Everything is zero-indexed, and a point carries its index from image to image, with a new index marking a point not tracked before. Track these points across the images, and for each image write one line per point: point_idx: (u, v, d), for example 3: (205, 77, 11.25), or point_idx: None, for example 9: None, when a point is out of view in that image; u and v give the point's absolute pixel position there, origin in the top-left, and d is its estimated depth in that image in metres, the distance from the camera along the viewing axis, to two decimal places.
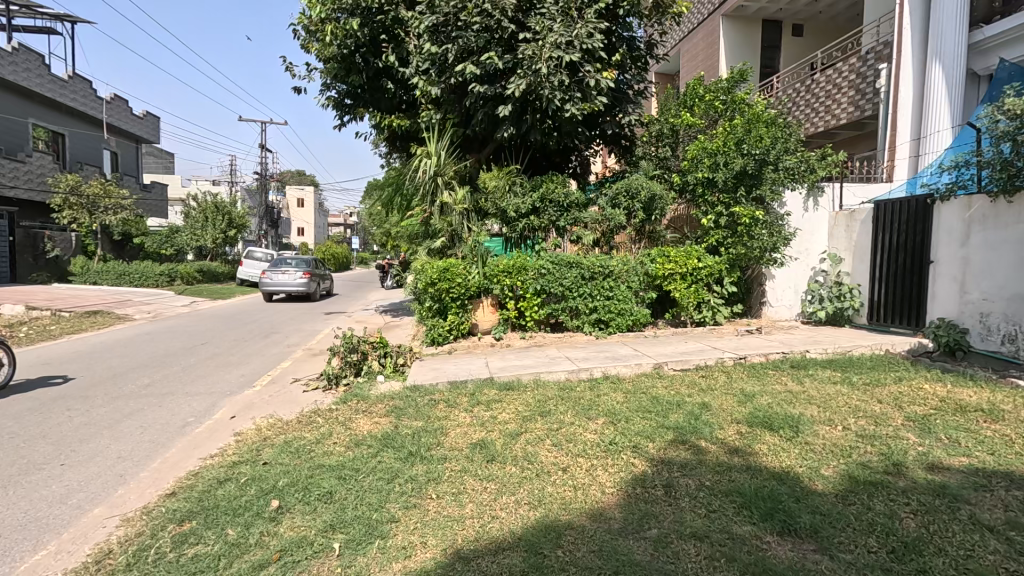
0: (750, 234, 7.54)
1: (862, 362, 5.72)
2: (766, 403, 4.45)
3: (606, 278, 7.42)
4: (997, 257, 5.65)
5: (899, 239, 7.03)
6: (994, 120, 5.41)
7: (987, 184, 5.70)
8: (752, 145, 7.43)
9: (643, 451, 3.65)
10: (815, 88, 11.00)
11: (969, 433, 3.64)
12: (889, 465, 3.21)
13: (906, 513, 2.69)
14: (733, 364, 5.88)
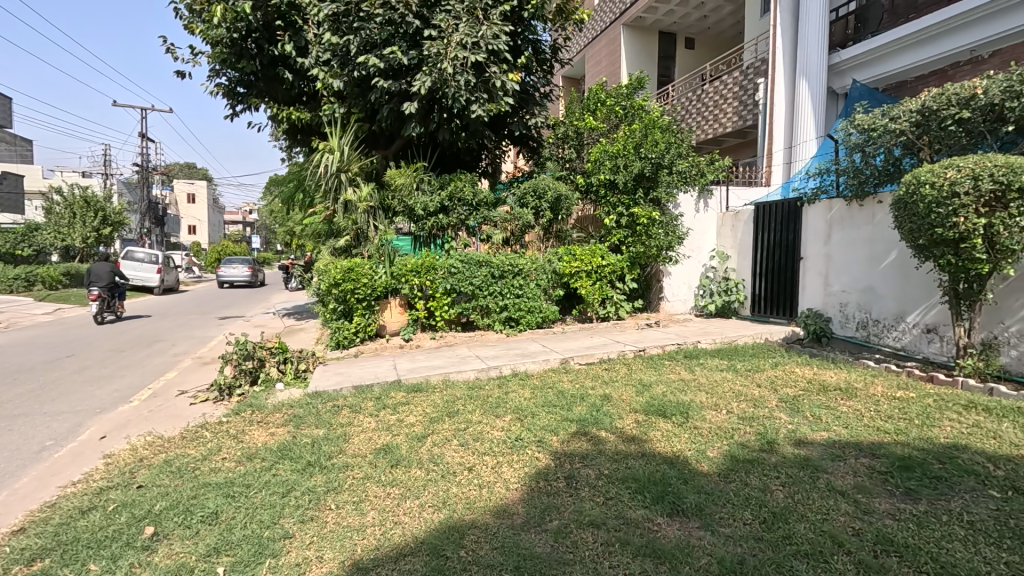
0: (648, 233, 8.03)
1: (745, 350, 6.26)
2: (662, 391, 4.75)
3: (515, 276, 7.52)
4: (852, 253, 6.40)
5: (776, 238, 7.78)
6: (848, 133, 6.14)
7: (843, 190, 6.45)
8: (648, 149, 7.87)
9: (547, 445, 3.73)
10: (705, 97, 11.91)
11: (828, 410, 4.11)
12: (763, 443, 3.54)
13: (776, 486, 2.98)
14: (634, 356, 6.21)
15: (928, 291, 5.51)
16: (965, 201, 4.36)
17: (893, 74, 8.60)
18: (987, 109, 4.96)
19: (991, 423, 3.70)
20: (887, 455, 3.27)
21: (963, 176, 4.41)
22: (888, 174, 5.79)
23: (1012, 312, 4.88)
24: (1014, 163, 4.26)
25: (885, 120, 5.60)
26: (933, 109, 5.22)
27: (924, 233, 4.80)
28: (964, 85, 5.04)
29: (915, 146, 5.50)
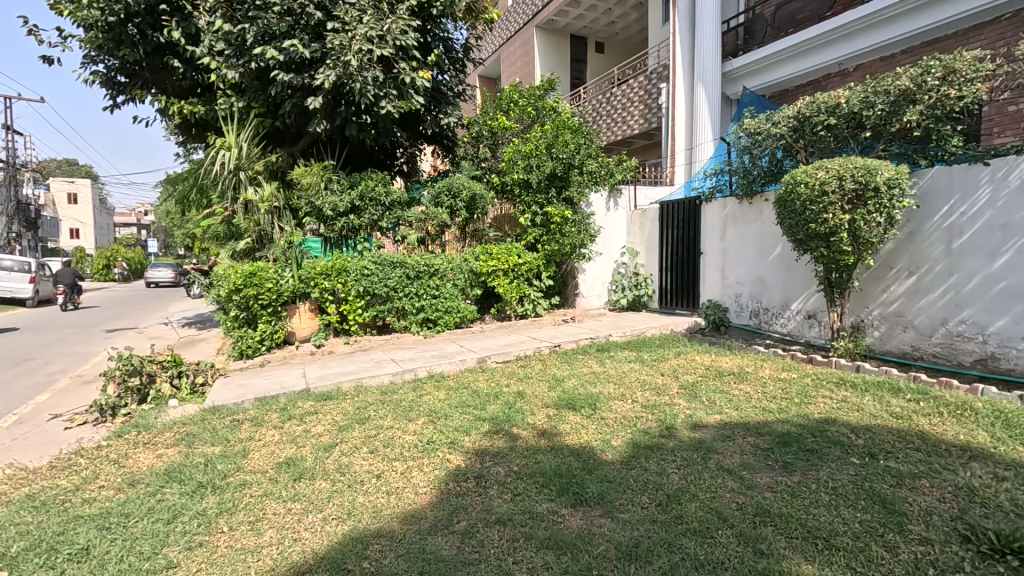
0: (561, 231, 8.26)
1: (653, 341, 6.60)
2: (573, 385, 4.89)
3: (431, 277, 7.42)
4: (744, 248, 6.92)
5: (679, 234, 8.25)
6: (737, 136, 6.64)
7: (736, 188, 6.98)
8: (560, 149, 8.07)
9: (459, 446, 3.72)
10: (614, 100, 12.45)
11: (721, 394, 4.42)
12: (663, 429, 3.74)
13: (672, 469, 3.15)
14: (549, 352, 6.35)
15: (807, 281, 6.08)
16: (832, 199, 4.86)
17: (776, 82, 9.39)
18: (849, 117, 5.54)
19: (855, 397, 4.16)
20: (770, 432, 3.57)
21: (831, 177, 4.90)
22: (772, 173, 6.39)
23: (874, 298, 5.51)
24: (871, 165, 4.79)
25: (769, 124, 6.11)
26: (807, 116, 5.77)
27: (801, 228, 5.29)
28: (831, 95, 5.60)
29: (793, 148, 6.05)
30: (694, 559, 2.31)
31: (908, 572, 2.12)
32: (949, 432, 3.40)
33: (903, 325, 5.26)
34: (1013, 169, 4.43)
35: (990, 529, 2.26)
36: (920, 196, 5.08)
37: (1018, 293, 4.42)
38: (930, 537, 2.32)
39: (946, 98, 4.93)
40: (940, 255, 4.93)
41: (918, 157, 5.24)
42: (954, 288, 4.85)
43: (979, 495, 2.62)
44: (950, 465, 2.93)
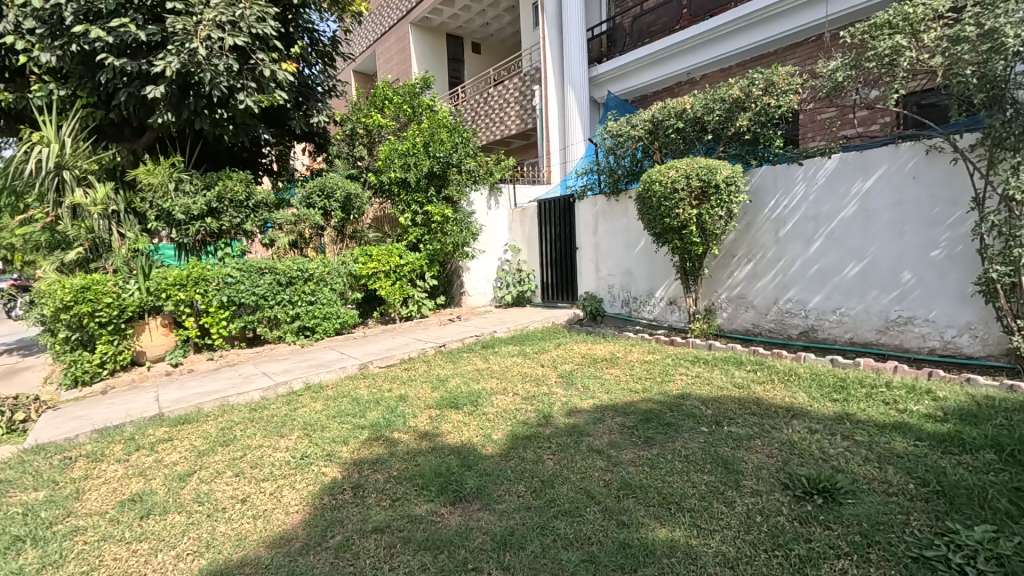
0: (443, 230, 8.27)
1: (535, 334, 6.84)
2: (456, 383, 4.91)
3: (306, 282, 6.98)
4: (614, 242, 7.41)
5: (557, 231, 8.62)
6: (602, 138, 7.11)
7: (604, 186, 7.46)
8: (436, 148, 8.04)
9: (336, 457, 3.55)
10: (490, 100, 12.66)
11: (594, 380, 4.71)
12: (541, 418, 3.89)
13: (548, 455, 3.30)
14: (435, 353, 6.31)
15: (667, 270, 6.69)
16: (682, 195, 5.39)
17: (637, 88, 10.12)
18: (694, 121, 6.17)
19: (707, 372, 4.66)
20: (635, 411, 3.87)
21: (680, 176, 5.43)
22: (634, 172, 6.94)
23: (722, 283, 6.20)
24: (712, 164, 5.37)
25: (628, 127, 6.64)
26: (660, 120, 6.37)
27: (658, 222, 5.79)
28: (678, 101, 6.20)
29: (650, 149, 6.64)
30: (564, 538, 2.43)
31: (741, 521, 2.42)
32: (777, 396, 3.94)
33: (745, 305, 5.99)
34: (819, 168, 5.24)
35: (802, 476, 2.66)
36: (752, 192, 5.82)
37: (829, 272, 5.24)
38: (759, 488, 2.68)
39: (768, 107, 5.66)
40: (770, 242, 5.69)
41: (748, 157, 6.01)
42: (782, 271, 5.62)
43: (796, 447, 3.07)
44: (777, 424, 3.40)
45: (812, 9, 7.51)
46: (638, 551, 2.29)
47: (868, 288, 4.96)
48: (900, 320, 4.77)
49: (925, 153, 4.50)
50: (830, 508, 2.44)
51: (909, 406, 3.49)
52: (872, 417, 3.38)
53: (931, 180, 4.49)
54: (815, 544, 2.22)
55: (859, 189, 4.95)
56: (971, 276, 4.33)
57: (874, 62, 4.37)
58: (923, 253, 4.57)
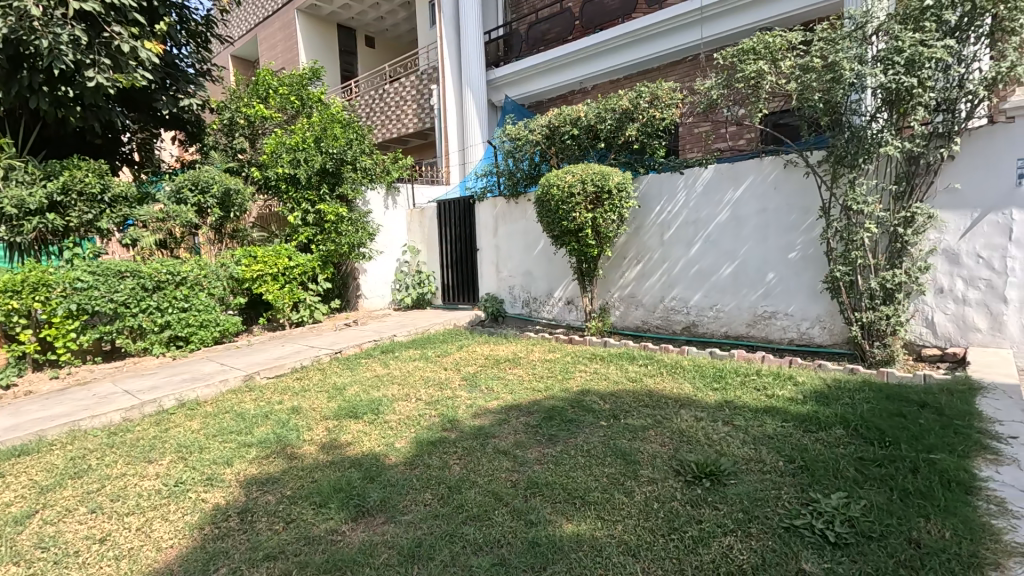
0: (337, 230, 7.86)
1: (436, 337, 6.73)
2: (354, 392, 4.67)
3: (178, 286, 6.25)
4: (514, 244, 7.53)
5: (457, 232, 8.57)
6: (502, 140, 7.22)
7: (503, 189, 7.55)
8: (329, 143, 7.62)
9: (218, 481, 3.20)
10: (386, 96, 12.29)
11: (498, 381, 4.73)
12: (446, 423, 3.82)
13: (454, 460, 3.25)
14: (330, 360, 5.96)
15: (565, 271, 6.93)
16: (578, 200, 5.61)
17: (533, 94, 10.37)
18: (587, 129, 6.45)
19: (604, 368, 4.89)
20: (538, 410, 3.95)
21: (576, 181, 5.64)
22: (532, 176, 7.17)
23: (615, 283, 6.55)
24: (605, 171, 5.66)
25: (526, 132, 6.82)
26: (556, 126, 6.59)
27: (556, 225, 5.97)
28: (572, 109, 6.45)
29: (547, 154, 6.86)
30: (473, 544, 2.40)
31: (640, 509, 2.55)
32: (666, 387, 4.24)
33: (635, 304, 6.38)
34: (698, 178, 5.72)
35: (691, 462, 2.88)
36: (640, 198, 6.21)
37: (706, 272, 5.75)
38: (654, 476, 2.85)
39: (653, 119, 6.08)
40: (656, 245, 6.12)
41: (637, 165, 6.38)
42: (666, 272, 6.06)
43: (685, 435, 3.31)
44: (668, 414, 3.65)
45: (688, 31, 8.20)
46: (546, 549, 2.32)
47: (739, 287, 5.52)
48: (765, 314, 5.37)
49: (783, 167, 5.10)
50: (716, 489, 2.66)
51: (776, 392, 3.93)
52: (746, 403, 3.75)
53: (788, 191, 5.10)
54: (705, 524, 2.40)
55: (731, 198, 5.49)
56: (820, 275, 4.99)
57: (742, 83, 4.85)
58: (783, 255, 5.19)
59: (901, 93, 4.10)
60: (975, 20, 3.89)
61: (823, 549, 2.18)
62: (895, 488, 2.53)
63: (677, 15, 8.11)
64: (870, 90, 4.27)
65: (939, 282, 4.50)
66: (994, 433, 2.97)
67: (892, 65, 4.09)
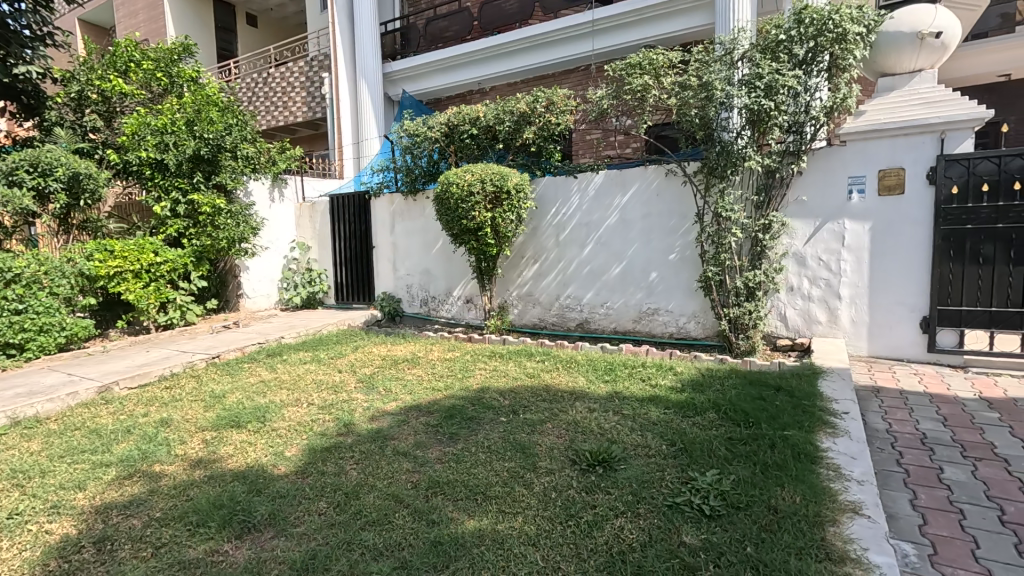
0: (214, 224, 7.16)
1: (329, 338, 6.41)
2: (236, 400, 4.29)
3: (9, 285, 5.31)
4: (411, 242, 7.39)
5: (350, 228, 8.21)
6: (400, 135, 7.08)
7: (401, 186, 7.40)
8: (204, 127, 6.89)
9: (66, 508, 2.77)
10: (271, 81, 11.44)
11: (396, 382, 4.62)
12: (341, 427, 3.65)
13: (350, 465, 3.11)
14: (205, 365, 5.42)
15: (463, 270, 6.95)
16: (478, 199, 5.67)
17: (431, 91, 10.23)
18: (486, 129, 6.52)
19: (503, 366, 4.97)
20: (438, 409, 3.92)
21: (475, 180, 5.69)
22: (431, 173, 7.07)
23: (513, 282, 6.68)
24: (503, 172, 5.77)
25: (424, 128, 6.77)
26: (455, 125, 6.59)
27: (455, 223, 5.96)
28: (472, 109, 6.49)
29: (446, 152, 6.85)
30: (373, 550, 2.33)
31: (539, 500, 2.64)
32: (562, 381, 4.43)
33: (532, 302, 6.57)
34: (590, 182, 6.02)
35: (585, 450, 3.03)
36: (537, 199, 6.40)
37: (598, 272, 6.07)
38: (552, 467, 2.96)
39: (549, 123, 6.28)
40: (552, 245, 6.35)
41: (534, 167, 6.55)
42: (562, 271, 6.30)
43: (580, 426, 3.48)
44: (563, 407, 3.81)
45: (581, 42, 8.62)
46: (448, 547, 2.31)
47: (627, 285, 5.91)
48: (649, 311, 5.81)
49: (664, 175, 5.55)
50: (608, 475, 2.84)
51: (658, 381, 4.27)
52: (633, 393, 4.03)
53: (669, 198, 5.56)
54: (599, 508, 2.54)
55: (619, 202, 5.85)
56: (695, 274, 5.51)
57: (630, 95, 5.18)
58: (664, 256, 5.64)
59: (761, 114, 4.65)
60: (818, 56, 4.51)
61: (700, 521, 2.41)
62: (757, 462, 2.87)
63: (570, 25, 8.46)
64: (737, 110, 4.78)
65: (790, 281, 5.17)
66: (833, 410, 3.48)
67: (755, 89, 4.63)
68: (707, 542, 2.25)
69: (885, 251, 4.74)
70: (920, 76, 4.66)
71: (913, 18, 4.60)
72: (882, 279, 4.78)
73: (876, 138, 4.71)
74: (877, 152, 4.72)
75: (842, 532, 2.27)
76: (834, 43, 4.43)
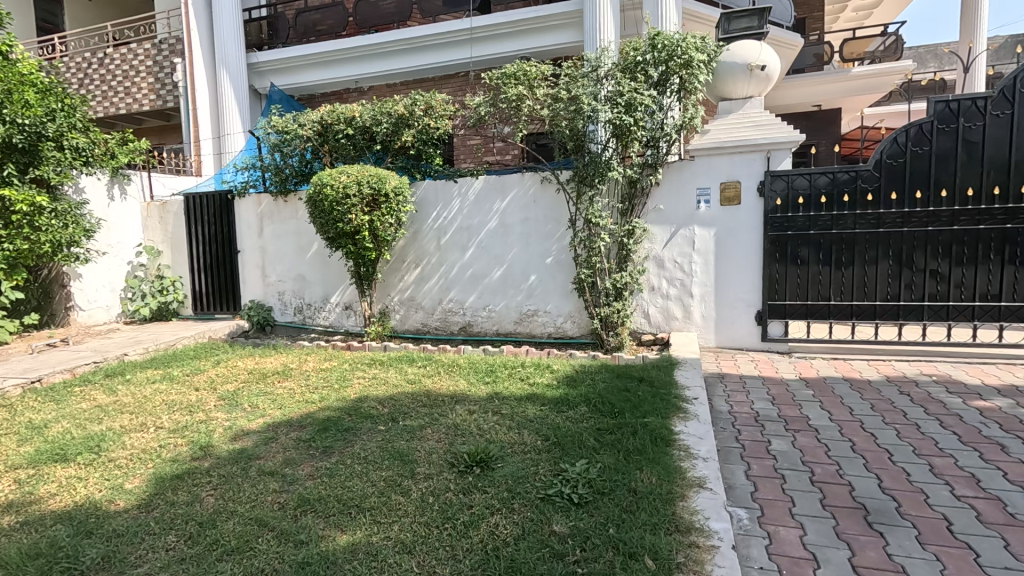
0: (32, 225, 6.10)
1: (185, 353, 5.78)
2: (62, 430, 3.68)
3: None
4: (282, 246, 6.91)
5: (210, 231, 7.45)
6: (267, 132, 6.59)
7: (269, 185, 6.88)
8: (17, 112, 5.83)
9: None
10: (108, 63, 10.02)
11: (264, 397, 4.28)
12: (196, 451, 3.30)
13: (206, 492, 2.83)
14: (21, 392, 4.58)
15: (341, 275, 6.66)
16: (354, 201, 5.47)
17: (303, 86, 9.66)
18: (363, 130, 6.31)
19: (383, 373, 4.84)
20: (310, 422, 3.70)
21: (351, 181, 5.50)
22: (303, 173, 6.71)
23: (394, 287, 6.52)
24: (381, 174, 5.64)
25: (295, 125, 6.37)
26: (329, 123, 6.29)
27: (331, 227, 5.69)
28: (346, 108, 6.23)
29: (319, 151, 6.51)
30: None
31: (417, 506, 2.62)
32: (443, 386, 4.42)
33: (414, 307, 6.46)
34: (469, 187, 6.09)
35: (463, 452, 3.06)
36: (417, 203, 6.32)
37: (480, 275, 6.16)
38: (430, 471, 2.95)
39: (428, 127, 6.24)
40: (434, 249, 6.32)
41: (413, 170, 6.53)
42: (444, 275, 6.30)
43: (460, 428, 3.51)
44: (444, 411, 3.81)
45: (460, 48, 8.69)
46: (318, 566, 2.21)
47: (507, 288, 6.07)
48: (529, 313, 6.02)
49: (540, 182, 5.81)
50: (485, 475, 2.89)
51: (536, 380, 4.45)
52: (512, 393, 4.15)
53: (545, 203, 5.83)
54: (475, 508, 2.58)
55: (499, 207, 6.00)
56: (570, 276, 5.83)
57: (506, 104, 5.34)
58: (542, 259, 5.90)
59: (624, 129, 5.06)
60: (669, 78, 5.02)
61: (569, 510, 2.55)
62: (621, 448, 3.11)
63: (449, 31, 8.51)
64: (602, 124, 5.15)
65: (651, 282, 5.67)
66: (685, 397, 3.89)
67: (617, 105, 5.02)
68: (574, 529, 2.39)
69: (727, 254, 5.39)
70: (752, 101, 5.33)
71: (744, 51, 5.30)
72: (725, 279, 5.44)
73: (718, 154, 5.34)
74: (718, 167, 5.36)
75: (689, 506, 2.55)
76: (682, 68, 4.97)
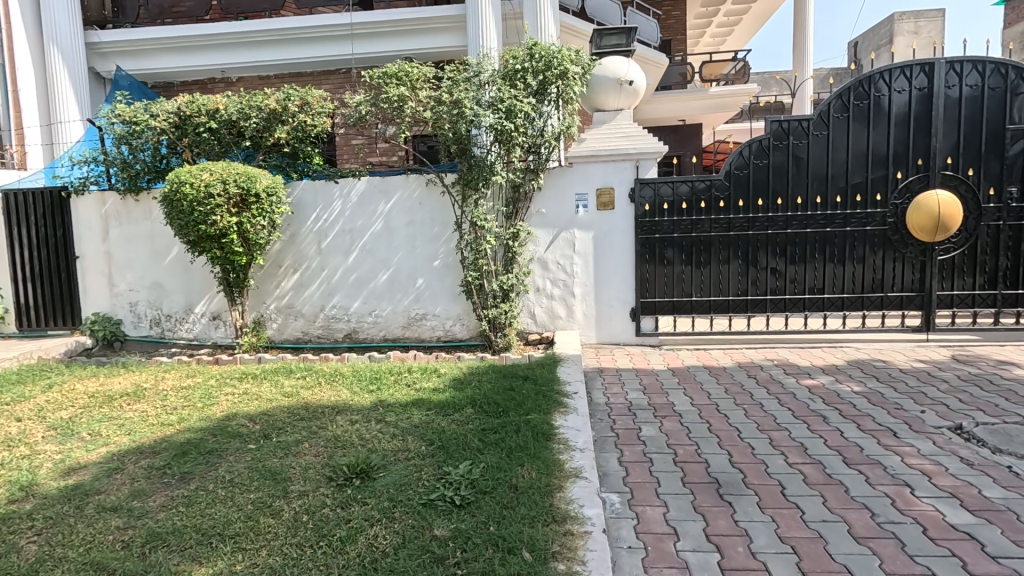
0: None
1: (5, 377, 4.89)
2: None
3: None
4: (132, 251, 6.14)
5: (38, 234, 6.39)
6: (110, 122, 5.80)
7: (114, 183, 6.06)
8: None
9: None
10: None
11: (109, 423, 3.76)
12: (15, 492, 2.82)
13: (27, 539, 2.43)
14: None
15: (205, 283, 6.07)
16: (219, 202, 5.02)
17: (158, 73, 8.65)
18: (228, 124, 5.78)
19: (255, 388, 4.47)
20: (166, 447, 3.32)
21: (215, 180, 5.03)
22: (157, 170, 5.98)
23: (270, 294, 6.06)
24: (250, 173, 5.22)
25: (145, 115, 5.67)
26: (187, 115, 5.69)
27: (191, 229, 5.14)
28: (208, 99, 5.69)
29: (177, 146, 5.87)
30: None
31: (288, 527, 2.46)
32: (323, 397, 4.19)
33: (293, 315, 6.05)
34: (351, 189, 5.86)
35: (342, 465, 2.93)
36: (293, 204, 5.94)
37: (364, 279, 5.95)
38: (305, 488, 2.78)
39: (304, 124, 5.87)
40: (314, 253, 5.97)
41: (289, 169, 6.13)
42: (326, 280, 5.98)
43: (340, 440, 3.35)
44: (323, 423, 3.62)
45: (341, 43, 8.34)
46: None
47: (394, 292, 5.93)
48: (416, 316, 5.94)
49: (425, 185, 5.75)
50: (365, 485, 2.80)
51: (422, 385, 4.38)
52: (397, 400, 4.05)
53: (430, 206, 5.80)
54: (353, 521, 2.48)
55: (382, 210, 5.85)
56: (458, 279, 5.84)
57: (387, 104, 5.21)
58: (429, 262, 5.86)
59: (506, 134, 5.19)
60: (547, 87, 5.23)
61: (451, 512, 2.55)
62: (504, 446, 3.17)
63: (326, 25, 8.13)
64: (484, 129, 5.23)
65: (536, 283, 5.86)
66: (565, 392, 4.08)
67: (498, 111, 5.13)
68: (455, 531, 2.39)
69: (604, 255, 5.74)
70: (622, 113, 5.72)
71: (614, 66, 5.64)
72: (602, 278, 5.79)
73: (593, 162, 5.67)
74: (594, 174, 5.68)
75: (566, 496, 2.68)
76: (558, 78, 5.19)
